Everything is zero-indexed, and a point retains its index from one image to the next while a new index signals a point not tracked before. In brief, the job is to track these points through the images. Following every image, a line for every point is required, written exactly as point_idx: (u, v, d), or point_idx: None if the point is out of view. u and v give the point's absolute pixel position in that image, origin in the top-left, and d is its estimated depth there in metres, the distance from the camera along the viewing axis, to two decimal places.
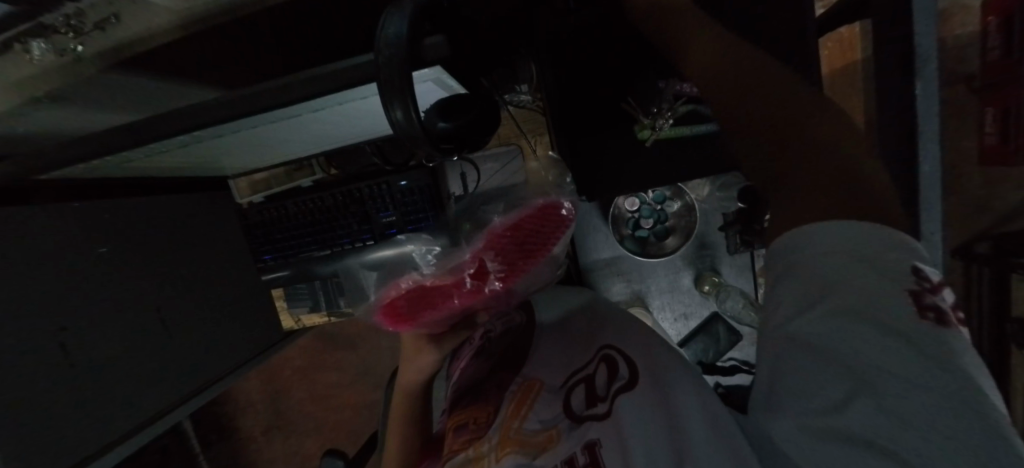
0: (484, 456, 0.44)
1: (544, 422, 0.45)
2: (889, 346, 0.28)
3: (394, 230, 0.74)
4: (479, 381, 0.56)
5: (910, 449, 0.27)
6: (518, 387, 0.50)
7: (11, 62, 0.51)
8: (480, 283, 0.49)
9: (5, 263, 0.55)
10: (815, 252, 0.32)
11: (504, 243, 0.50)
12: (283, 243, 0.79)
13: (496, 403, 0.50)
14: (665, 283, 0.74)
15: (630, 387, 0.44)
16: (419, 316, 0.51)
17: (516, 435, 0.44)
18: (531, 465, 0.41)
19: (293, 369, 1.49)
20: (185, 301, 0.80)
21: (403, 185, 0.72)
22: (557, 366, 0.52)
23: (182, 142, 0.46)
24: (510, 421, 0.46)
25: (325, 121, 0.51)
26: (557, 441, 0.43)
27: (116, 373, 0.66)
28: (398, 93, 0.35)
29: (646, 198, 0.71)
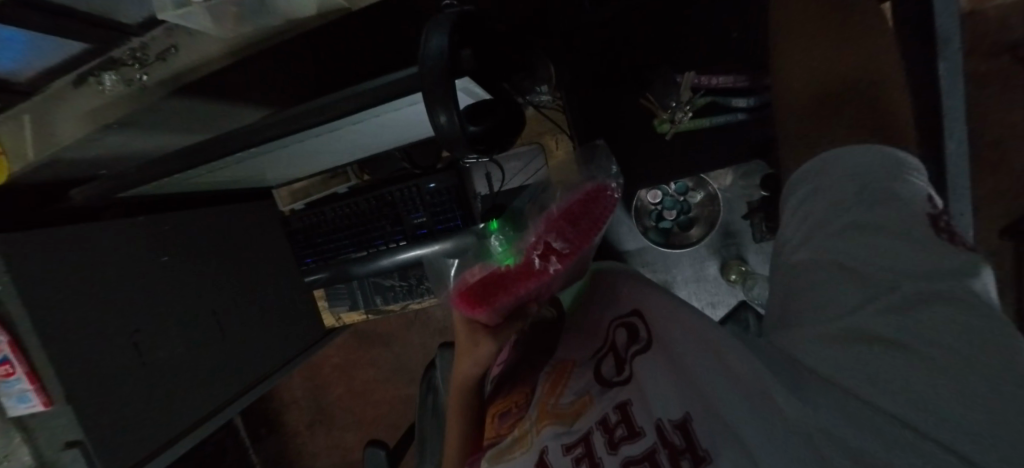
0: (526, 433, 0.45)
1: (578, 392, 0.47)
2: (909, 246, 0.33)
3: (424, 231, 0.78)
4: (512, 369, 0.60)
5: (923, 339, 0.29)
6: (553, 369, 0.53)
7: (88, 94, 0.57)
8: (547, 264, 0.49)
9: (83, 273, 0.62)
10: (835, 172, 0.40)
11: (562, 225, 0.50)
12: (323, 246, 0.84)
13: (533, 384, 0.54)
14: (690, 273, 0.75)
15: (647, 348, 0.45)
16: (493, 301, 0.48)
17: (553, 409, 0.45)
18: (569, 431, 0.42)
19: (332, 366, 1.57)
20: (237, 304, 0.87)
21: (431, 187, 0.76)
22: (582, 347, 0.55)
23: (237, 159, 0.51)
24: (546, 397, 0.48)
25: (365, 132, 0.55)
26: (590, 405, 0.44)
27: (183, 367, 0.73)
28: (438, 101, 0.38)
29: (668, 190, 0.72)
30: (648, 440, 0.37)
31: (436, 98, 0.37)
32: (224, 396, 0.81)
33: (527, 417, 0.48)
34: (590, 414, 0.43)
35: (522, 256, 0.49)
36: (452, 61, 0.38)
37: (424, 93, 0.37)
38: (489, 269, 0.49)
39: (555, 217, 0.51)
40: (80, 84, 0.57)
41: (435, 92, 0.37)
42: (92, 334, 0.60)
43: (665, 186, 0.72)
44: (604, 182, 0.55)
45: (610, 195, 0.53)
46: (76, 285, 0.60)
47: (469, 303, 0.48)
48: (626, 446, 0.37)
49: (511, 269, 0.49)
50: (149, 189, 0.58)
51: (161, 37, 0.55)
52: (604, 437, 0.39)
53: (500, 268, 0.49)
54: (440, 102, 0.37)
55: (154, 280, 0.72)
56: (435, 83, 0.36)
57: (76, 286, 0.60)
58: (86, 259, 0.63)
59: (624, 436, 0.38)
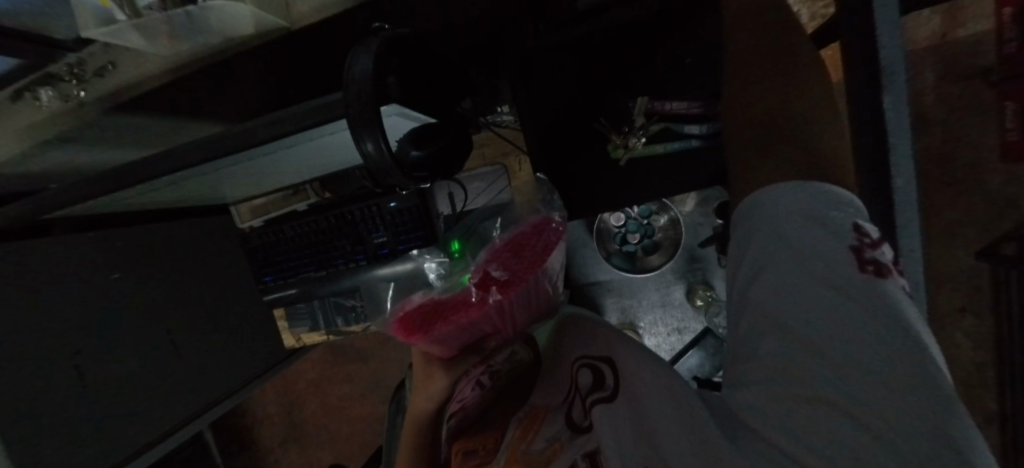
0: None
1: (549, 439, 0.42)
2: None
3: (385, 250, 0.75)
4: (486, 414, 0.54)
5: None
6: (524, 415, 0.47)
7: (22, 109, 0.55)
8: (486, 295, 0.42)
9: (20, 294, 0.59)
10: None
11: (505, 257, 0.45)
12: (282, 263, 0.82)
13: (501, 432, 0.46)
14: (656, 297, 0.73)
15: (611, 397, 0.43)
16: (427, 333, 0.42)
17: (522, 455, 0.40)
18: None
19: (306, 381, 1.53)
20: (192, 322, 0.84)
21: (392, 206, 0.74)
22: (549, 384, 0.52)
23: (172, 181, 0.49)
24: (517, 442, 0.42)
25: (309, 154, 0.52)
26: (561, 453, 0.40)
27: (129, 393, 0.70)
28: (361, 129, 0.35)
29: (632, 213, 0.71)
30: None
31: (364, 127, 0.35)
32: (175, 423, 0.77)
33: (491, 466, 0.41)
34: (561, 463, 0.39)
35: (465, 286, 0.43)
36: (383, 88, 0.36)
37: (351, 121, 0.35)
38: (432, 296, 0.44)
39: (500, 248, 0.47)
40: (14, 98, 0.55)
41: (363, 120, 0.35)
42: (27, 361, 0.57)
43: (628, 209, 0.71)
44: (548, 215, 0.52)
45: (553, 225, 0.50)
46: (10, 308, 0.57)
47: (405, 331, 0.42)
48: None
49: (450, 298, 0.43)
50: (82, 209, 0.55)
51: (98, 51, 0.53)
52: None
53: (439, 298, 0.43)
54: (369, 130, 0.35)
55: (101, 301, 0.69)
56: (363, 111, 0.35)
57: (10, 308, 0.57)
58: (24, 281, 0.60)
59: None
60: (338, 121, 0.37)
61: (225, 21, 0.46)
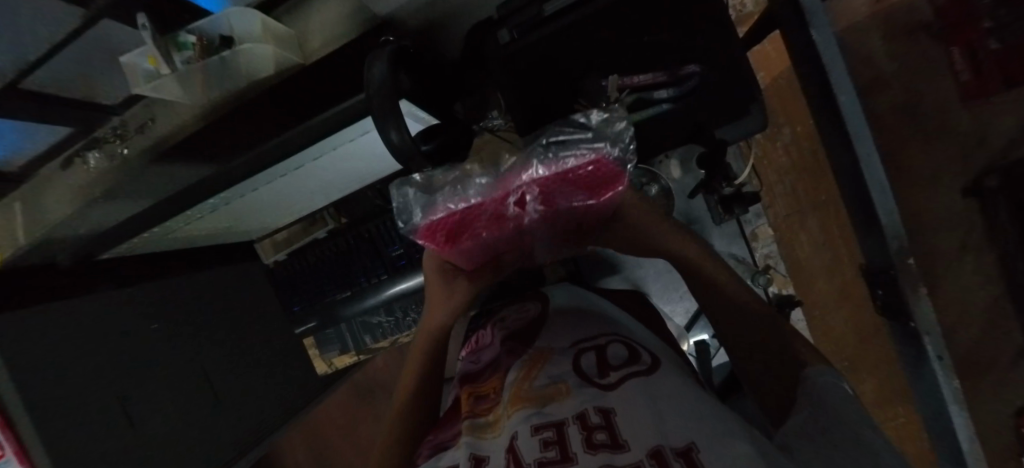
0: (497, 414, 0.39)
1: (553, 378, 0.40)
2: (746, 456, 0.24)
3: (404, 260, 0.80)
4: (488, 356, 0.54)
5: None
6: (529, 357, 0.47)
7: (76, 173, 0.62)
8: (520, 209, 0.46)
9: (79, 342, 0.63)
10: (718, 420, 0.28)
11: (554, 175, 0.44)
12: (308, 291, 0.87)
13: (506, 372, 0.47)
14: (663, 265, 0.78)
15: (647, 372, 0.38)
16: (456, 236, 0.48)
17: (527, 392, 0.39)
18: (541, 411, 0.35)
19: (336, 424, 1.53)
20: (229, 361, 0.87)
21: None
22: (559, 339, 0.49)
23: (212, 207, 0.55)
24: (522, 381, 0.42)
25: (330, 169, 0.59)
26: (566, 394, 0.37)
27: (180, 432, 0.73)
28: (388, 118, 0.42)
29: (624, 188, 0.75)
30: (634, 453, 0.26)
31: (386, 118, 0.42)
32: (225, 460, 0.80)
33: (498, 402, 0.41)
34: (569, 402, 0.35)
35: (501, 189, 0.45)
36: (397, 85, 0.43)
37: (374, 113, 0.42)
38: (454, 205, 0.45)
39: (553, 167, 0.44)
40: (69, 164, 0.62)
41: (383, 111, 0.42)
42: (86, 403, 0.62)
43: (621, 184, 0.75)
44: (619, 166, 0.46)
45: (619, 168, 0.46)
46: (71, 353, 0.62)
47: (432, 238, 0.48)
48: (605, 452, 0.28)
49: (476, 202, 0.45)
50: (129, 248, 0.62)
51: (137, 112, 0.60)
52: (580, 433, 0.30)
53: (476, 202, 0.45)
54: (390, 120, 0.42)
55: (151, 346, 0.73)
56: (382, 103, 0.41)
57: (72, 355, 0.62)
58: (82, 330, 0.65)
59: (605, 443, 0.28)
60: (366, 117, 0.45)
61: (252, 63, 0.51)
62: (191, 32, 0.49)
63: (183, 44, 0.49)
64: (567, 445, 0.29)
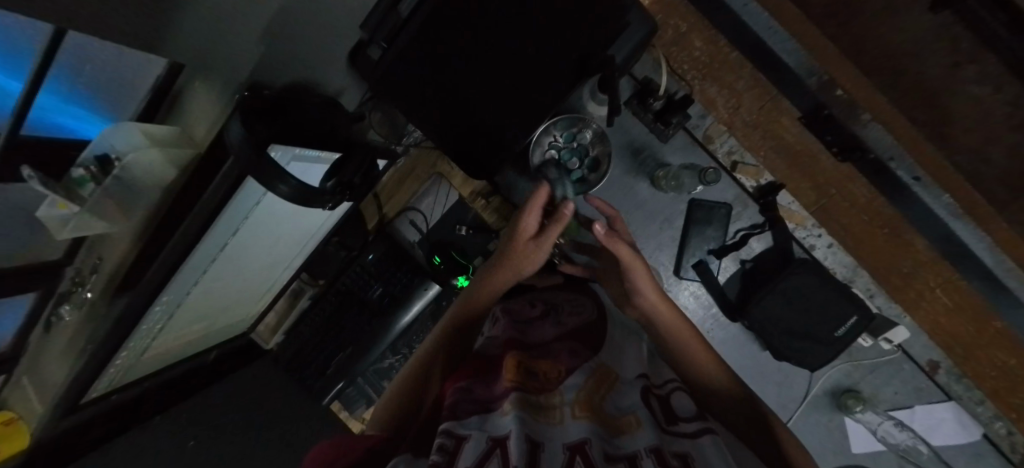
0: (558, 407, 0.44)
1: (622, 410, 0.45)
2: None
3: (386, 298, 0.82)
4: (536, 341, 0.59)
5: None
6: (593, 373, 0.51)
7: (60, 332, 0.65)
8: None
9: None
10: None
11: None
12: (313, 363, 0.87)
13: (565, 368, 0.52)
14: (629, 202, 0.75)
15: (704, 435, 0.41)
16: None
17: (594, 410, 0.43)
18: (610, 437, 0.40)
19: None
20: None
21: (371, 259, 0.83)
22: (624, 367, 0.55)
23: (165, 314, 0.56)
24: (590, 395, 0.46)
25: (262, 239, 0.60)
26: (634, 423, 0.42)
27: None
28: (265, 169, 0.41)
29: (560, 145, 0.73)
30: None
31: (266, 173, 0.41)
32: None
33: (558, 396, 0.46)
34: (639, 436, 0.39)
35: None
36: (266, 138, 0.43)
37: (253, 175, 0.42)
38: None
39: None
40: (54, 326, 0.65)
41: (262, 170, 0.41)
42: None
43: (555, 142, 0.73)
44: None
45: None
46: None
47: None
48: None
49: None
50: (109, 383, 0.62)
51: (86, 257, 0.62)
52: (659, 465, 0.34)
53: None
54: (272, 174, 0.42)
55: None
56: (255, 161, 0.40)
57: None
58: None
59: None
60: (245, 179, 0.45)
61: (147, 172, 0.51)
62: (78, 166, 0.50)
63: (80, 180, 0.51)
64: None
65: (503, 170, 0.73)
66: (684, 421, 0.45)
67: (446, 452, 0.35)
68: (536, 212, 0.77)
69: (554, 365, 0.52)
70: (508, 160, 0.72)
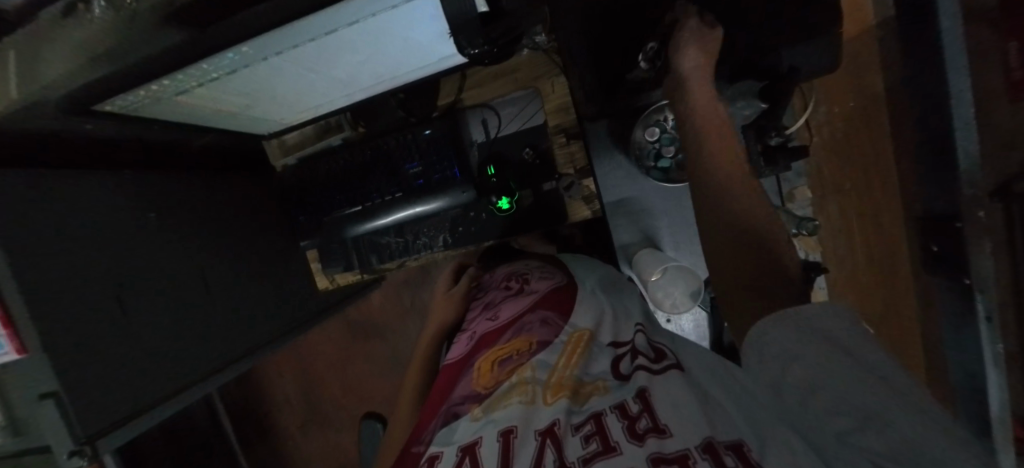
0: (527, 381, 0.45)
1: (592, 372, 0.45)
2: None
3: (421, 180, 0.78)
4: (509, 319, 0.59)
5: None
6: (564, 336, 0.50)
7: None
8: None
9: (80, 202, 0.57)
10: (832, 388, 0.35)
11: None
12: (316, 202, 0.84)
13: (531, 338, 0.52)
14: (691, 214, 0.76)
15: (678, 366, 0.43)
16: None
17: (566, 377, 0.44)
18: (579, 405, 0.41)
19: (325, 361, 1.52)
20: (231, 264, 0.80)
21: (426, 134, 0.78)
22: (605, 321, 0.53)
23: (227, 68, 0.49)
24: (562, 363, 0.46)
25: (358, 48, 0.53)
26: (601, 387, 0.43)
27: (191, 341, 0.68)
28: None
29: (666, 126, 0.70)
30: (681, 440, 0.33)
31: None
32: (233, 371, 0.76)
33: (519, 371, 0.47)
34: (604, 397, 0.41)
35: None
36: None
37: None
38: None
39: None
40: None
41: None
42: (80, 293, 0.53)
43: (662, 122, 0.71)
44: None
45: None
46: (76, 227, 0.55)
47: None
48: (652, 438, 0.34)
49: None
50: (128, 107, 0.56)
51: None
52: (622, 422, 0.37)
53: None
54: None
55: (155, 243, 0.66)
56: None
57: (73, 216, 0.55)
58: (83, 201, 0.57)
59: (648, 427, 0.35)
60: None
61: None
62: None
63: None
64: (607, 436, 0.36)
65: (605, 117, 0.71)
66: (658, 359, 0.45)
67: None
68: (608, 175, 0.75)
69: (526, 339, 0.52)
70: (609, 112, 0.71)
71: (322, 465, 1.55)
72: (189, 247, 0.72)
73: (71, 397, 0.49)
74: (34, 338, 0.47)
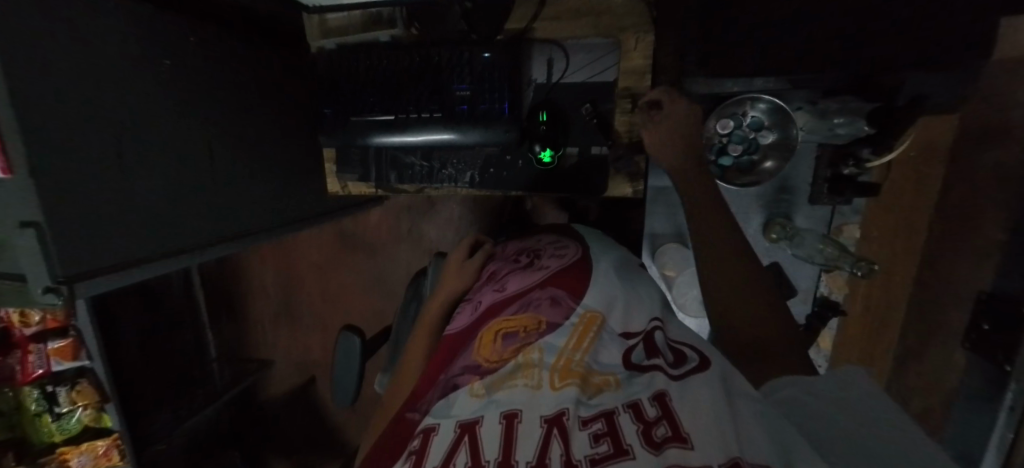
0: (533, 363, 0.42)
1: (604, 363, 0.42)
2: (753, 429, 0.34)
3: (464, 106, 0.70)
4: (518, 291, 0.57)
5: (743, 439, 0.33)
6: (576, 319, 0.48)
7: None
8: None
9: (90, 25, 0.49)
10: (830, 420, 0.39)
11: None
12: (347, 97, 0.75)
13: (541, 317, 0.49)
14: (734, 220, 0.80)
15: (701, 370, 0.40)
16: None
17: (577, 365, 0.41)
18: (587, 396, 0.38)
19: (310, 262, 1.51)
20: (239, 140, 0.74)
21: (485, 57, 0.70)
22: (619, 309, 0.51)
23: None
24: (573, 349, 0.43)
25: None
26: (611, 382, 0.39)
27: (184, 210, 0.64)
28: None
29: (742, 123, 0.65)
30: (705, 455, 0.30)
31: None
32: (220, 251, 0.72)
33: (526, 350, 0.45)
34: (617, 393, 0.38)
35: None
36: None
37: None
38: None
39: None
40: None
41: None
42: (77, 128, 0.48)
43: (740, 116, 0.65)
44: None
45: None
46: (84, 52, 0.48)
47: None
48: (671, 447, 0.32)
49: None
50: None
51: None
52: (636, 423, 0.34)
53: None
54: None
55: (164, 95, 0.60)
56: None
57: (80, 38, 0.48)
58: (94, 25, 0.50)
59: (667, 436, 0.33)
60: None
61: None
62: None
63: None
64: (619, 437, 0.33)
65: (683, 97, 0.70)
66: (677, 360, 0.42)
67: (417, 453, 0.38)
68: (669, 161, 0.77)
69: (535, 316, 0.49)
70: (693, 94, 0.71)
71: (286, 357, 1.58)
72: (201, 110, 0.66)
73: (52, 232, 0.45)
74: (18, 161, 0.42)
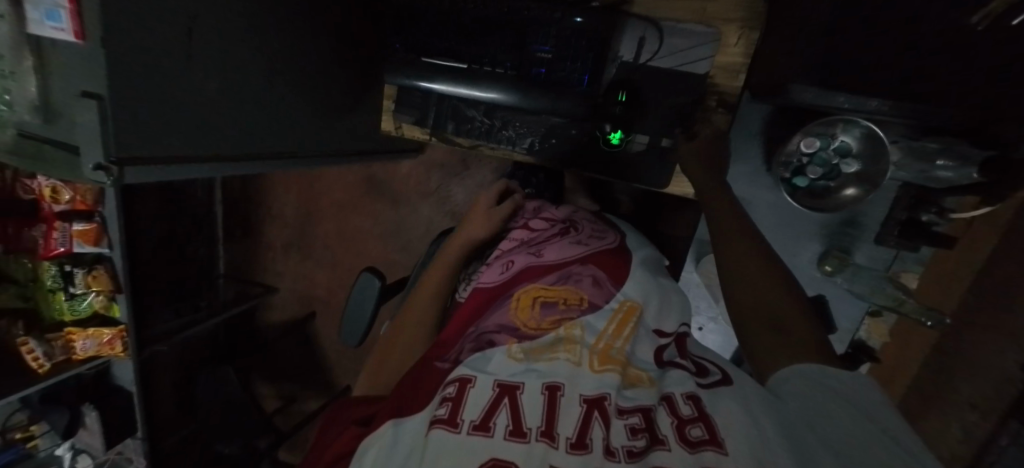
0: (576, 340, 0.44)
1: (640, 358, 0.45)
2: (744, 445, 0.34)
3: (542, 69, 0.68)
4: (556, 260, 0.57)
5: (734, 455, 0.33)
6: (616, 306, 0.50)
7: None
8: None
9: None
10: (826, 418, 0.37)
11: None
12: (421, 38, 0.73)
13: (583, 297, 0.50)
14: (788, 243, 0.78)
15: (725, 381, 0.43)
16: None
17: (617, 354, 0.43)
18: (625, 386, 0.40)
19: (332, 200, 1.49)
20: (303, 59, 0.71)
21: (576, 21, 0.66)
22: (651, 306, 0.53)
23: None
24: (613, 337, 0.45)
25: None
26: (644, 378, 0.42)
27: (240, 118, 0.61)
28: None
29: (828, 144, 0.62)
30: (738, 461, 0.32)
31: None
32: (265, 167, 0.71)
33: (566, 326, 0.46)
34: (652, 390, 0.40)
35: None
36: None
37: None
38: None
39: None
40: None
41: None
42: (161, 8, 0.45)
43: (828, 137, 0.62)
44: None
45: None
46: None
47: None
48: (706, 448, 0.34)
49: None
50: None
51: None
52: (671, 418, 0.37)
53: None
54: None
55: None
56: None
57: None
58: None
59: (701, 435, 0.35)
60: None
61: None
62: None
63: None
64: (654, 433, 0.36)
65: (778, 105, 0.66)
66: (701, 372, 0.45)
67: (450, 402, 0.38)
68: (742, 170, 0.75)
69: (577, 293, 0.51)
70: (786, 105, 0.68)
71: (290, 288, 1.59)
72: (275, 18, 0.63)
73: (119, 107, 0.43)
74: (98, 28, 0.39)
